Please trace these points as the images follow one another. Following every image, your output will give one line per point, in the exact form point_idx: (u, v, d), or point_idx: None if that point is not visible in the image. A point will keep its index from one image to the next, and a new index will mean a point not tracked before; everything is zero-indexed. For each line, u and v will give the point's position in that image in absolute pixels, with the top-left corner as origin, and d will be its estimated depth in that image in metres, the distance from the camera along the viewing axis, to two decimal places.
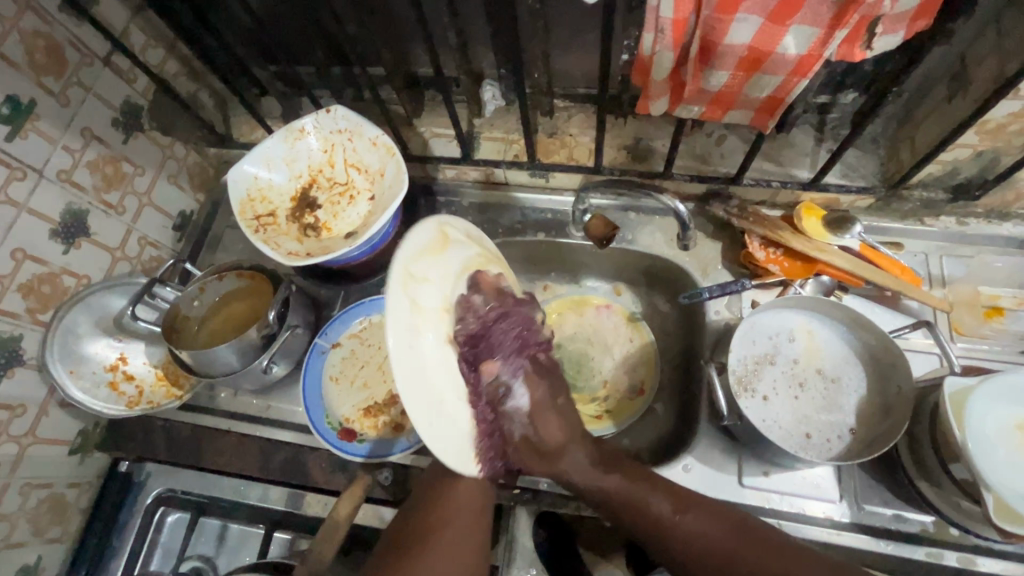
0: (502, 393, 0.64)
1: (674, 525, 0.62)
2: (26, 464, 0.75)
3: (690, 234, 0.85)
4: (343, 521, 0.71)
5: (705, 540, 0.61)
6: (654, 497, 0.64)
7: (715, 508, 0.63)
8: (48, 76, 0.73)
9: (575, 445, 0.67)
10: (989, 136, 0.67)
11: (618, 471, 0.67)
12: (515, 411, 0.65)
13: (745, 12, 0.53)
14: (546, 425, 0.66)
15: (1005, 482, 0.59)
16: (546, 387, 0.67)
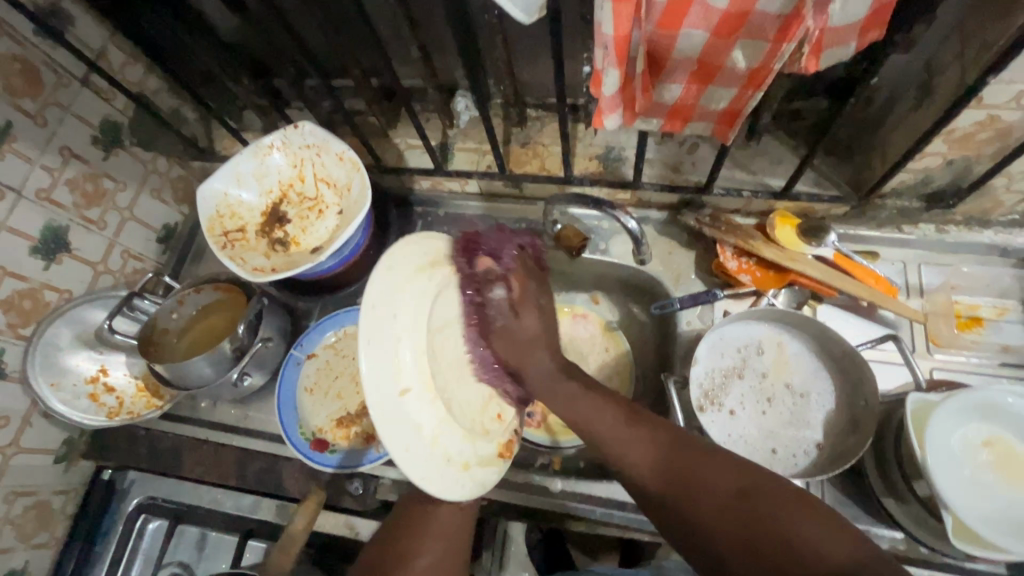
0: (489, 280, 0.69)
1: (620, 436, 0.60)
2: (10, 473, 0.78)
3: (645, 250, 0.83)
4: (298, 535, 0.72)
5: (647, 453, 0.58)
6: (607, 411, 0.62)
7: (656, 424, 0.60)
8: (24, 98, 0.75)
9: (543, 349, 0.68)
10: (957, 145, 0.65)
11: (577, 380, 0.66)
12: (497, 300, 0.70)
13: (689, 27, 0.52)
14: (523, 318, 0.69)
15: (963, 498, 0.58)
16: (531, 283, 0.70)
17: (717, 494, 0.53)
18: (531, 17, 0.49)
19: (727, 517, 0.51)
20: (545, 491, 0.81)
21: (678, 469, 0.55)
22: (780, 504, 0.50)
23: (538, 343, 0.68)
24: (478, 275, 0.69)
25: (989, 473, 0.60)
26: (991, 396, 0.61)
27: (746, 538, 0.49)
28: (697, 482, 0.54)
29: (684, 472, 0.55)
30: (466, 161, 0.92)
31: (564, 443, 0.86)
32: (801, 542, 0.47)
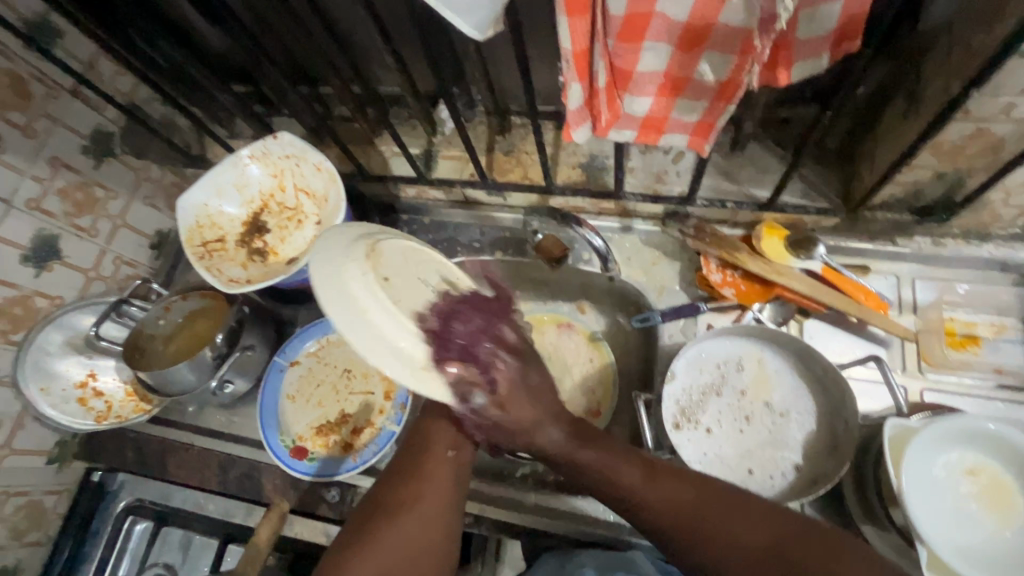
0: (466, 387, 0.52)
1: (647, 499, 0.56)
2: (2, 474, 0.80)
3: (615, 266, 0.82)
4: (263, 545, 0.74)
5: (672, 514, 0.54)
6: (627, 468, 0.57)
7: (680, 472, 0.57)
8: (13, 110, 0.76)
9: (552, 425, 0.57)
10: (947, 157, 0.62)
11: (593, 446, 0.58)
12: (480, 412, 0.52)
13: (651, 40, 0.51)
14: (511, 413, 0.54)
15: (939, 529, 0.56)
16: (515, 371, 0.54)
17: (753, 543, 0.52)
18: (484, 33, 0.46)
19: (758, 571, 0.51)
20: (518, 505, 0.80)
21: (706, 528, 0.53)
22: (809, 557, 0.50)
23: (548, 423, 0.56)
24: (450, 387, 0.51)
25: (969, 503, 0.58)
26: (984, 425, 0.58)
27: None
28: (724, 539, 0.52)
29: (714, 530, 0.53)
30: (449, 169, 0.91)
31: (544, 455, 0.84)
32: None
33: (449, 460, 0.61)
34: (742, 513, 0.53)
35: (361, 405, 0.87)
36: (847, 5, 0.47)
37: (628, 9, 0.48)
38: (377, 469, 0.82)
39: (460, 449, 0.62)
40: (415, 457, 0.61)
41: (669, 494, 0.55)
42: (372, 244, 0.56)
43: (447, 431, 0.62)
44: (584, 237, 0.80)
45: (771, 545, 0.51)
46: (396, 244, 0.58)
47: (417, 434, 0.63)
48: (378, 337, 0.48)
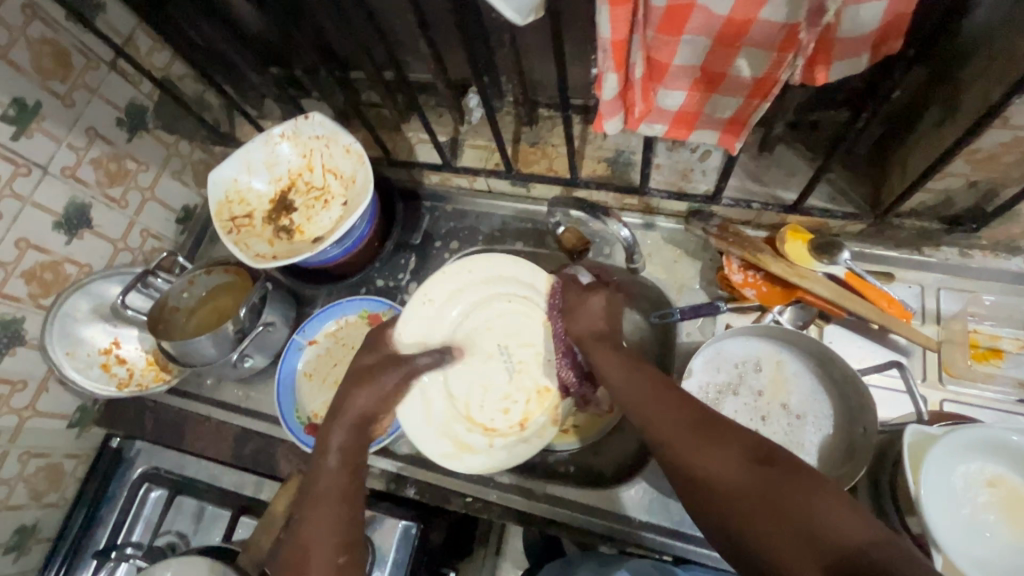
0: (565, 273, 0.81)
1: (663, 405, 0.61)
2: (24, 434, 0.82)
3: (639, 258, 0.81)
4: (278, 516, 0.73)
5: (679, 417, 0.59)
6: (641, 385, 0.65)
7: (684, 400, 0.61)
8: (54, 79, 0.78)
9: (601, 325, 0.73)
10: (981, 165, 0.61)
11: (624, 356, 0.69)
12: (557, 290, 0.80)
13: (691, 33, 0.51)
14: (591, 297, 0.75)
15: (957, 537, 0.55)
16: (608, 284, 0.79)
17: (735, 473, 0.52)
18: (525, 18, 0.48)
19: (747, 483, 0.51)
20: (529, 492, 0.80)
21: (706, 432, 0.56)
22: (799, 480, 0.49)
23: (598, 313, 0.74)
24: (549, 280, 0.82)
25: (984, 515, 0.57)
26: (1009, 437, 0.57)
27: (755, 503, 0.50)
28: (716, 446, 0.55)
29: (711, 443, 0.55)
30: (474, 158, 0.92)
31: (558, 447, 0.85)
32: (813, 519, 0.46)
33: (338, 563, 0.58)
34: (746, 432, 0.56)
35: None
36: (891, 4, 0.46)
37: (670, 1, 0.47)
38: (391, 450, 0.86)
39: (351, 555, 0.59)
40: (306, 512, 0.61)
41: (667, 415, 0.60)
42: (431, 301, 0.81)
43: (326, 538, 0.59)
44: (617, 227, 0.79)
45: (763, 459, 0.52)
46: (457, 311, 0.83)
47: (293, 539, 0.60)
48: (430, 419, 0.78)
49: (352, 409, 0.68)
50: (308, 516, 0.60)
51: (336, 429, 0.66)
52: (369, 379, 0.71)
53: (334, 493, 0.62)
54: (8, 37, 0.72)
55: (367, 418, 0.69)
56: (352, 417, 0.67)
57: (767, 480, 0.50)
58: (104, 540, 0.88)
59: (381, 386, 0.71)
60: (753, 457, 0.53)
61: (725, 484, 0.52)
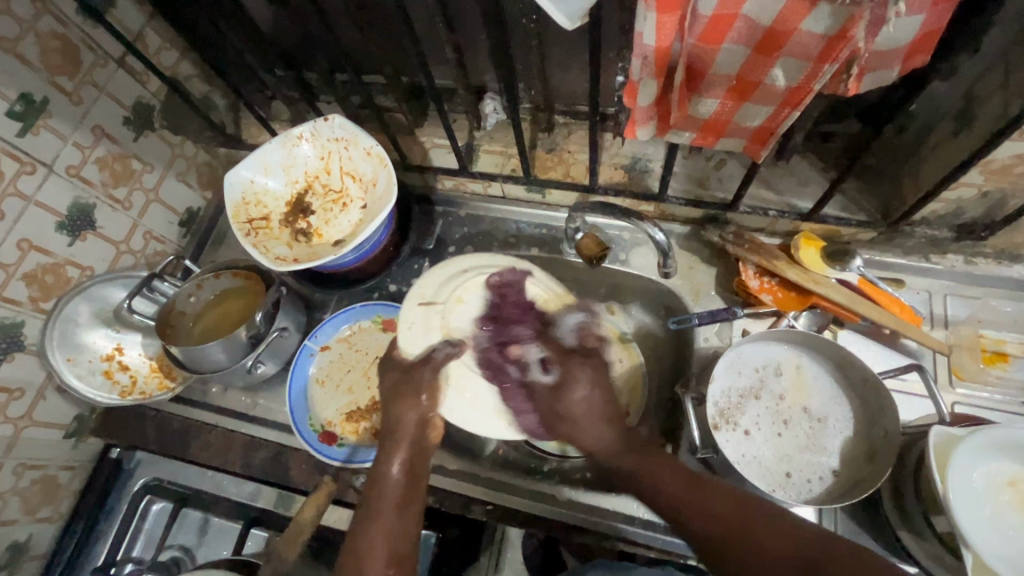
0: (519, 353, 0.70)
1: (694, 511, 0.57)
2: (20, 445, 0.78)
3: (673, 263, 0.81)
4: (307, 524, 0.70)
5: (717, 526, 0.55)
6: (667, 476, 0.60)
7: (720, 493, 0.57)
8: (62, 75, 0.75)
9: (598, 423, 0.65)
10: (994, 176, 0.64)
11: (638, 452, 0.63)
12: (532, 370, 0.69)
13: (730, 42, 0.52)
14: (574, 393, 0.66)
15: (988, 536, 0.57)
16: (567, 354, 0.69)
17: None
18: (574, 23, 0.49)
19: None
20: (552, 499, 0.79)
21: (747, 541, 0.53)
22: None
23: (597, 417, 0.65)
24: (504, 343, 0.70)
25: (1011, 512, 0.59)
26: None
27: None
28: (763, 555, 0.52)
29: (762, 544, 0.53)
30: (490, 163, 0.92)
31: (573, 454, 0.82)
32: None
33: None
34: (785, 527, 0.53)
35: None
36: (927, 18, 0.48)
37: (716, 9, 0.49)
38: None
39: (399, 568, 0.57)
40: (363, 524, 0.59)
41: (704, 514, 0.56)
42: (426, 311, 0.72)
43: (382, 548, 0.58)
44: (647, 232, 0.77)
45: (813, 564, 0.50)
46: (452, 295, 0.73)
47: (349, 544, 0.59)
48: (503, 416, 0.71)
49: (405, 424, 0.65)
50: (363, 528, 0.59)
51: (396, 449, 0.64)
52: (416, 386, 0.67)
53: (392, 503, 0.61)
54: (16, 31, 0.70)
55: (422, 427, 0.66)
56: (408, 430, 0.65)
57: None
58: (103, 556, 0.84)
59: (419, 386, 0.67)
60: (803, 554, 0.51)
61: None
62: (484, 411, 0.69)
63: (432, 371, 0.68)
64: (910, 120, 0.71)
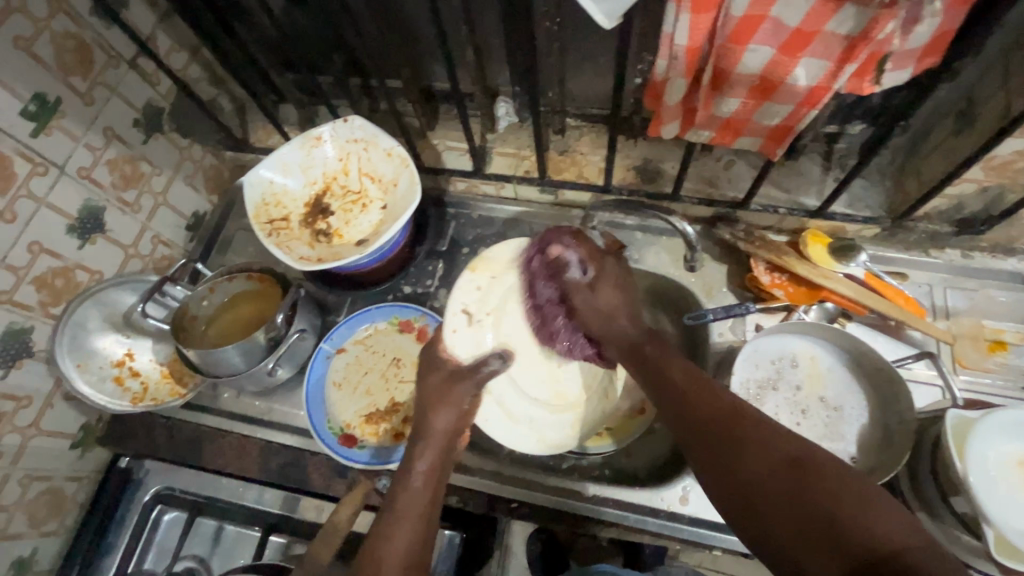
0: (561, 270, 0.75)
1: (693, 402, 0.57)
2: (27, 455, 0.75)
3: (699, 257, 0.85)
4: (342, 527, 0.70)
5: (706, 419, 0.55)
6: (680, 372, 0.61)
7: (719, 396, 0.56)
8: (76, 76, 0.74)
9: (625, 316, 0.71)
10: (994, 172, 0.68)
11: (658, 346, 0.67)
12: (578, 282, 0.74)
13: (756, 43, 0.54)
14: (604, 296, 0.73)
15: (1005, 514, 0.60)
16: (607, 263, 0.75)
17: (764, 471, 0.48)
18: (613, 21, 0.51)
19: (775, 480, 0.47)
20: (578, 495, 0.79)
21: (735, 433, 0.52)
22: (841, 482, 0.45)
23: (620, 309, 0.72)
24: (543, 267, 0.76)
25: None
26: None
27: (791, 500, 0.46)
28: (752, 441, 0.51)
29: (740, 440, 0.51)
30: (503, 165, 0.93)
31: (591, 451, 0.82)
32: (848, 515, 0.43)
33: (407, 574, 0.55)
34: (778, 431, 0.51)
35: (412, 394, 0.86)
36: (942, 22, 0.51)
37: (747, 10, 0.52)
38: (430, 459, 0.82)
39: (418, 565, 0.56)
40: (392, 517, 0.59)
41: (697, 404, 0.56)
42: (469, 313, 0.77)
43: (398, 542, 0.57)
44: (676, 227, 0.78)
45: (796, 462, 0.48)
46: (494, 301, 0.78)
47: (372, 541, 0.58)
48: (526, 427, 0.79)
49: (435, 431, 0.66)
50: (390, 523, 0.58)
51: (427, 444, 0.65)
52: (446, 398, 0.69)
53: (417, 508, 0.60)
54: (31, 29, 0.69)
55: (454, 435, 0.67)
56: (438, 437, 0.66)
57: (794, 477, 0.47)
58: (113, 570, 0.82)
59: (458, 400, 0.70)
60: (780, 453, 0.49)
61: (756, 482, 0.48)
62: (521, 426, 0.79)
63: (471, 386, 0.72)
64: (913, 122, 0.75)
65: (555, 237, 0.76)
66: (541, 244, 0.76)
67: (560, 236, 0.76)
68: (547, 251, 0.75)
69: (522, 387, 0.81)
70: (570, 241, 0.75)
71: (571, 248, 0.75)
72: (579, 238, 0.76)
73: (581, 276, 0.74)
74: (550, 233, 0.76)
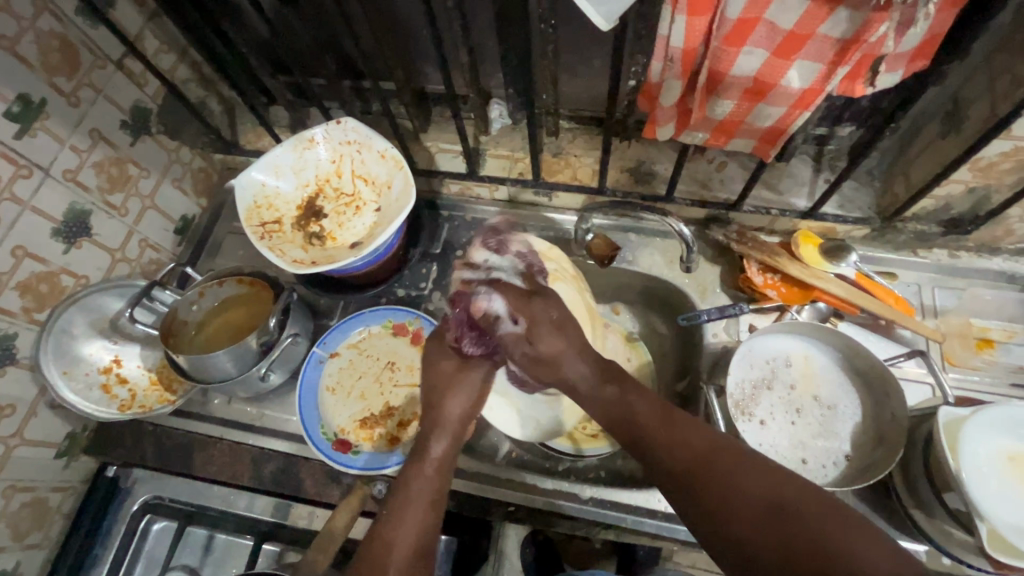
0: (490, 322, 0.67)
1: (662, 443, 0.54)
2: (10, 465, 0.73)
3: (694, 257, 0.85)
4: (338, 532, 0.70)
5: (681, 457, 0.53)
6: (646, 406, 0.58)
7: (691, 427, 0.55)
8: (61, 77, 0.73)
9: (575, 357, 0.63)
10: (981, 173, 0.69)
11: (617, 384, 0.61)
12: (511, 338, 0.66)
13: (750, 45, 0.55)
14: (546, 343, 0.64)
15: (996, 509, 0.60)
16: (534, 306, 0.66)
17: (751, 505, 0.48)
18: (610, 23, 0.51)
19: (762, 516, 0.47)
20: (575, 497, 0.79)
21: (719, 466, 0.51)
22: (820, 512, 0.47)
23: (570, 351, 0.63)
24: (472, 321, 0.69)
25: (1016, 487, 0.62)
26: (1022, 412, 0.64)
27: (786, 553, 0.45)
28: (736, 489, 0.49)
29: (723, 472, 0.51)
30: (497, 167, 0.93)
31: (587, 452, 0.82)
32: (837, 551, 0.44)
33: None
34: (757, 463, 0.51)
35: (407, 397, 0.85)
36: (932, 25, 0.52)
37: (742, 13, 0.52)
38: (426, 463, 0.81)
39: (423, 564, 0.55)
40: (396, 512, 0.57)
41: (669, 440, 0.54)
42: None
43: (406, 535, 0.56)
44: (675, 229, 0.79)
45: (780, 494, 0.48)
46: None
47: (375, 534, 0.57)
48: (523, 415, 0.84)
49: (448, 417, 0.65)
50: (394, 519, 0.57)
51: (436, 434, 0.64)
52: (457, 381, 0.68)
53: (425, 496, 0.59)
54: (15, 29, 0.67)
55: (465, 422, 0.67)
56: (452, 426, 0.65)
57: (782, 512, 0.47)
58: None
59: (471, 385, 0.68)
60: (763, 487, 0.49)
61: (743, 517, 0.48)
62: (520, 413, 0.84)
63: (484, 369, 0.70)
64: (901, 125, 0.76)
65: (468, 295, 0.69)
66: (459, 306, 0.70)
67: (479, 293, 0.68)
68: (471, 309, 0.68)
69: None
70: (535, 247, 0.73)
71: (489, 302, 0.67)
72: (498, 288, 0.68)
73: (512, 330, 0.66)
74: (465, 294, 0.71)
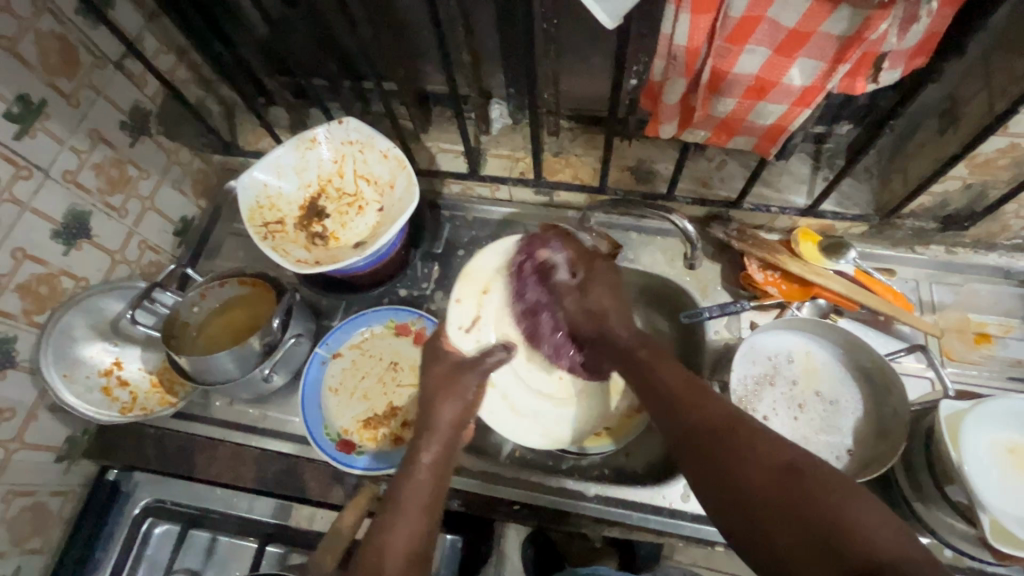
0: (550, 268, 0.77)
1: (682, 408, 0.55)
2: (10, 469, 0.73)
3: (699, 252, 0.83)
4: (344, 533, 0.71)
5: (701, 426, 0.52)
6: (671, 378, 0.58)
7: (711, 400, 0.54)
8: (61, 77, 0.72)
9: (621, 316, 0.72)
10: (978, 169, 0.70)
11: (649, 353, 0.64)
12: (566, 285, 0.76)
13: (753, 43, 0.56)
14: (597, 297, 0.73)
15: (997, 501, 0.61)
16: (598, 265, 0.76)
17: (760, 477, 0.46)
18: (615, 20, 0.51)
19: (771, 489, 0.45)
20: (580, 495, 0.79)
21: (730, 439, 0.50)
22: (834, 488, 0.44)
23: (618, 306, 0.72)
24: (534, 268, 0.78)
25: (1016, 478, 0.63)
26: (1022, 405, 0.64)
27: (793, 520, 0.43)
28: (746, 455, 0.48)
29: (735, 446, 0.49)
30: (498, 167, 0.93)
31: (590, 451, 0.78)
32: (847, 526, 0.41)
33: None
34: (773, 438, 0.49)
35: (411, 397, 0.85)
36: (930, 23, 0.53)
37: (746, 11, 0.53)
38: None
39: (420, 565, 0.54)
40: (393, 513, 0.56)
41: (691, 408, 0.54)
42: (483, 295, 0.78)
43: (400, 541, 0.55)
44: (677, 224, 0.79)
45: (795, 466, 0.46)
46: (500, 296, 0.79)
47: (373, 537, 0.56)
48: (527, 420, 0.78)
49: (441, 423, 0.64)
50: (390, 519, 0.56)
51: (433, 436, 0.63)
52: (451, 389, 0.67)
53: (423, 498, 0.58)
54: (15, 29, 0.67)
55: (459, 428, 0.65)
56: (446, 429, 0.64)
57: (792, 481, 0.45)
58: None
59: (465, 391, 0.67)
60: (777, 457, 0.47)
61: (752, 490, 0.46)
62: (525, 418, 0.78)
63: (476, 377, 0.69)
64: (898, 123, 0.77)
65: (544, 237, 0.78)
66: (530, 245, 0.79)
67: (549, 242, 0.78)
68: (537, 254, 0.78)
69: (530, 382, 0.80)
70: (559, 243, 0.78)
71: (560, 251, 0.77)
72: (568, 244, 0.78)
73: (569, 276, 0.76)
74: (535, 241, 0.79)
